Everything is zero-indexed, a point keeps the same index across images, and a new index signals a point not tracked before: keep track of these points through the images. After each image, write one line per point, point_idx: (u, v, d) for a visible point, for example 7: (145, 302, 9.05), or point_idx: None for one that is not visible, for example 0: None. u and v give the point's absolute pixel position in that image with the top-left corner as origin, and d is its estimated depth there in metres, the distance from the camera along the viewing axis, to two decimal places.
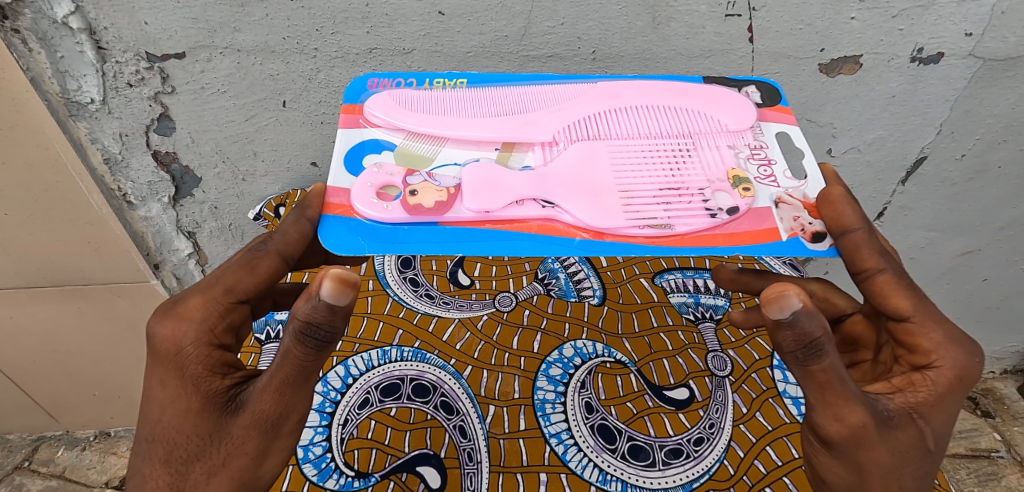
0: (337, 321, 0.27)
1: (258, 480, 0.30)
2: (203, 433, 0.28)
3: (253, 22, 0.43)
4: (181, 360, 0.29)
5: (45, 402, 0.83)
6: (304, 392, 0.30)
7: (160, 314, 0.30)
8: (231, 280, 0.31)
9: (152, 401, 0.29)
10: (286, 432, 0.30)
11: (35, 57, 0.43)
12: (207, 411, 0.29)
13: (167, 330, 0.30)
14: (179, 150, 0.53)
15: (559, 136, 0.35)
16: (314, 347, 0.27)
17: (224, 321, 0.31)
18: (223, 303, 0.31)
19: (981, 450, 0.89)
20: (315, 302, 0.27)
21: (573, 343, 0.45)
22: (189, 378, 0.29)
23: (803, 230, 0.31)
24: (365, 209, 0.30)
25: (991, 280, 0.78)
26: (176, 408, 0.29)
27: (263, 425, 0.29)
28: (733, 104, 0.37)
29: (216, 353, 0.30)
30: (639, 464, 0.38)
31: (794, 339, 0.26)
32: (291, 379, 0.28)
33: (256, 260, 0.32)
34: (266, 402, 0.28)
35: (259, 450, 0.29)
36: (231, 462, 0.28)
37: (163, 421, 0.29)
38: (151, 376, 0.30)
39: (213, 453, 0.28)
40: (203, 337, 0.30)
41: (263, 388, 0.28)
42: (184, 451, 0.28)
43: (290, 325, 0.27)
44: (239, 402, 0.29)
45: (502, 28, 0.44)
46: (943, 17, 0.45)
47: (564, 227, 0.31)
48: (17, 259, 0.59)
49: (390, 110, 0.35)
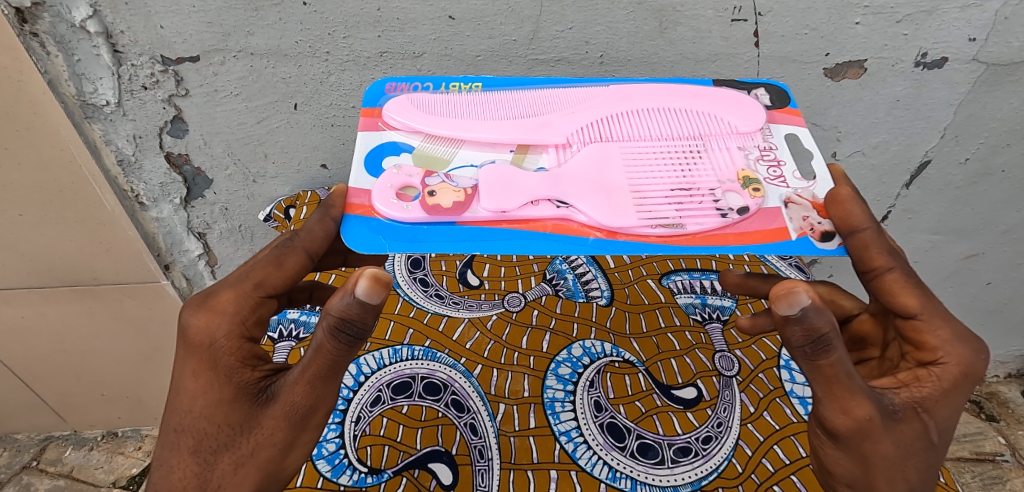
0: (369, 318, 0.28)
1: (282, 471, 0.30)
2: (235, 423, 0.29)
3: (267, 26, 0.44)
4: (215, 351, 0.30)
5: (53, 402, 0.83)
6: (332, 386, 0.30)
7: (193, 307, 0.31)
8: (260, 275, 0.31)
9: (183, 391, 0.30)
10: (312, 425, 0.31)
11: (52, 60, 0.44)
12: (238, 401, 0.29)
13: (200, 322, 0.30)
14: (191, 152, 0.54)
15: (573, 138, 0.35)
16: (346, 342, 0.28)
17: (254, 314, 0.31)
18: (253, 297, 0.31)
19: (986, 453, 0.89)
20: (350, 299, 0.27)
21: (582, 342, 0.46)
22: (222, 369, 0.29)
23: (812, 229, 0.32)
24: (386, 209, 0.30)
25: (994, 284, 0.78)
26: (208, 399, 0.29)
27: (293, 417, 0.29)
28: (743, 107, 0.38)
29: (247, 346, 0.31)
30: (648, 462, 0.39)
31: (802, 334, 0.27)
32: (322, 373, 0.29)
33: (284, 256, 0.32)
34: (298, 394, 0.29)
35: (286, 442, 0.30)
36: (259, 452, 0.29)
37: (195, 411, 0.29)
38: (183, 367, 0.30)
39: (242, 443, 0.29)
40: (236, 329, 0.30)
41: (295, 381, 0.29)
42: (214, 441, 0.29)
43: (324, 321, 0.28)
44: (270, 394, 0.30)
45: (512, 32, 0.45)
46: (948, 22, 0.46)
47: (578, 226, 0.31)
48: (29, 259, 0.59)
49: (408, 113, 0.35)
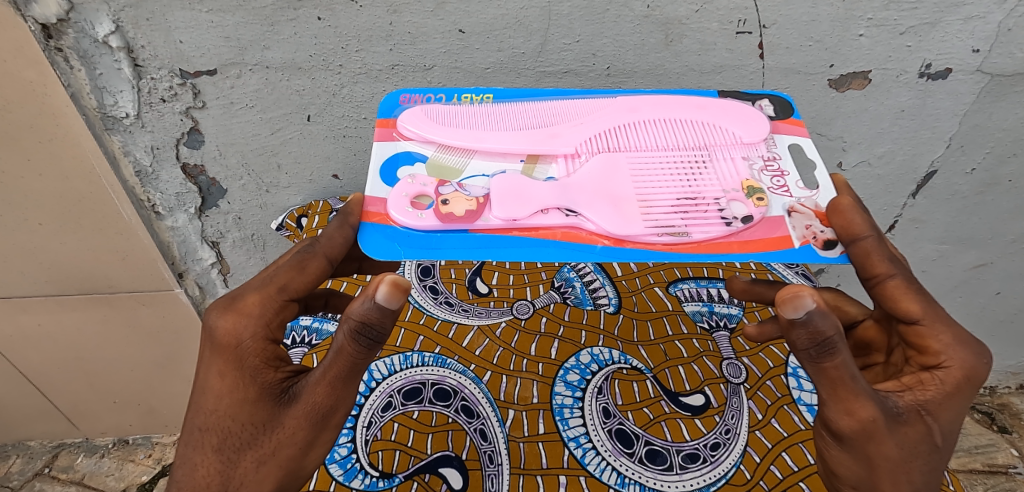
0: (387, 322, 0.29)
1: (301, 469, 0.31)
2: (258, 422, 0.30)
3: (282, 40, 0.45)
4: (240, 352, 0.31)
5: (67, 409, 0.84)
6: (351, 388, 0.31)
7: (219, 309, 0.32)
8: (283, 279, 0.32)
9: (209, 391, 0.31)
10: (332, 425, 0.31)
11: (75, 74, 0.45)
12: (262, 401, 0.30)
13: (227, 323, 0.31)
14: (206, 162, 0.55)
15: (581, 148, 0.36)
16: (365, 345, 0.29)
17: (278, 317, 0.32)
18: (277, 300, 0.32)
19: (998, 465, 0.87)
20: (370, 304, 0.28)
21: (590, 349, 0.46)
22: (247, 369, 0.30)
23: (815, 238, 0.32)
24: (401, 217, 0.31)
25: (1004, 294, 0.78)
26: (232, 398, 0.30)
27: (313, 417, 0.30)
28: (748, 117, 0.38)
29: (271, 347, 0.32)
30: (657, 468, 0.39)
31: (807, 338, 0.27)
32: (342, 374, 0.30)
33: (305, 261, 0.33)
34: (318, 395, 0.30)
35: (306, 441, 0.30)
36: (280, 451, 0.30)
37: (219, 410, 0.30)
38: (209, 368, 0.31)
39: (264, 441, 0.30)
40: (260, 331, 0.31)
41: (316, 382, 0.30)
42: (237, 439, 0.30)
43: (345, 324, 0.29)
44: (292, 394, 0.30)
45: (520, 45, 0.46)
46: (951, 34, 0.47)
47: (586, 235, 0.32)
48: (47, 267, 0.60)
49: (422, 124, 0.36)
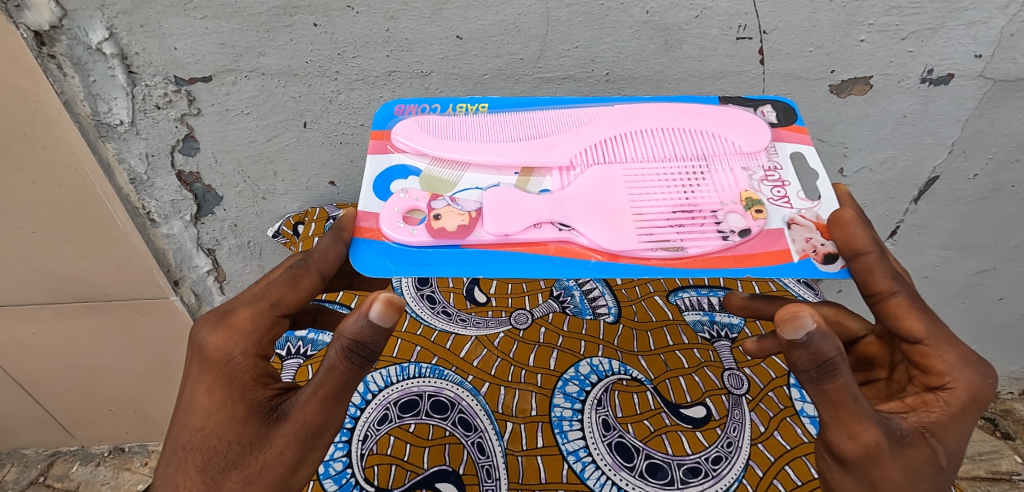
0: (380, 340, 0.28)
1: (288, 489, 0.31)
2: (245, 441, 0.29)
3: (278, 47, 0.45)
4: (230, 368, 0.30)
5: (62, 417, 0.84)
6: (342, 405, 0.31)
7: (210, 324, 0.31)
8: (276, 294, 0.31)
9: (196, 408, 0.30)
10: (322, 443, 0.31)
11: (69, 81, 0.45)
12: (251, 419, 0.30)
13: (218, 339, 0.30)
14: (202, 170, 0.55)
15: (576, 160, 0.36)
16: (358, 363, 0.29)
17: (270, 333, 0.32)
18: (269, 316, 0.31)
19: (1002, 472, 0.87)
20: (363, 321, 0.28)
21: (589, 360, 0.45)
22: (237, 386, 0.30)
23: (815, 251, 0.32)
24: (392, 233, 0.31)
25: (1007, 300, 0.77)
26: (220, 416, 0.30)
27: (303, 436, 0.30)
28: (748, 126, 0.38)
29: (261, 363, 0.31)
30: (658, 483, 0.38)
31: (808, 359, 0.27)
32: (334, 392, 0.29)
33: (298, 276, 0.32)
34: (309, 413, 0.29)
35: (295, 460, 0.30)
36: (267, 471, 0.29)
37: (206, 428, 0.30)
38: (197, 384, 0.31)
39: (250, 461, 0.29)
40: (252, 347, 0.31)
41: (306, 400, 0.29)
42: (223, 458, 0.29)
43: (337, 341, 0.28)
44: (281, 412, 0.30)
45: (518, 51, 0.45)
46: (953, 39, 0.46)
47: (579, 249, 0.32)
48: (41, 275, 0.60)
49: (415, 136, 0.36)
